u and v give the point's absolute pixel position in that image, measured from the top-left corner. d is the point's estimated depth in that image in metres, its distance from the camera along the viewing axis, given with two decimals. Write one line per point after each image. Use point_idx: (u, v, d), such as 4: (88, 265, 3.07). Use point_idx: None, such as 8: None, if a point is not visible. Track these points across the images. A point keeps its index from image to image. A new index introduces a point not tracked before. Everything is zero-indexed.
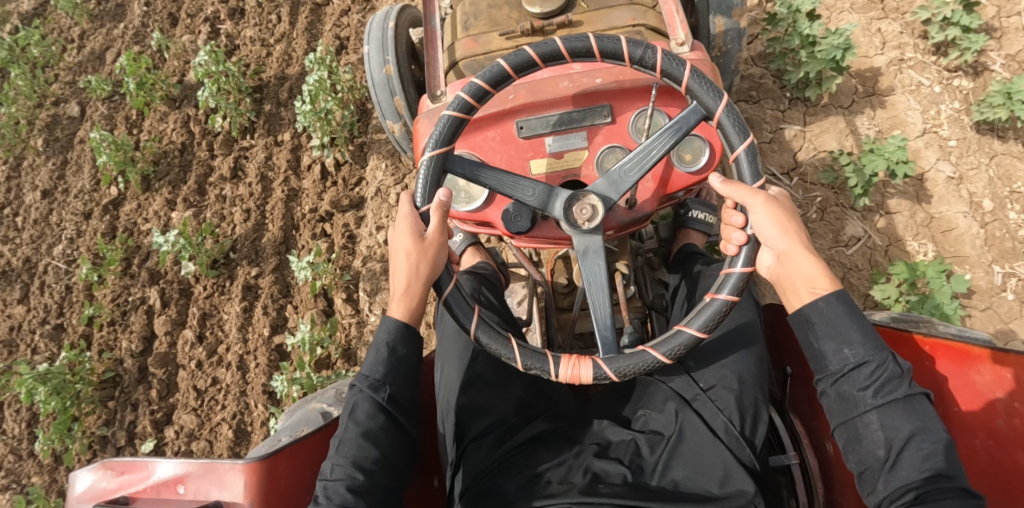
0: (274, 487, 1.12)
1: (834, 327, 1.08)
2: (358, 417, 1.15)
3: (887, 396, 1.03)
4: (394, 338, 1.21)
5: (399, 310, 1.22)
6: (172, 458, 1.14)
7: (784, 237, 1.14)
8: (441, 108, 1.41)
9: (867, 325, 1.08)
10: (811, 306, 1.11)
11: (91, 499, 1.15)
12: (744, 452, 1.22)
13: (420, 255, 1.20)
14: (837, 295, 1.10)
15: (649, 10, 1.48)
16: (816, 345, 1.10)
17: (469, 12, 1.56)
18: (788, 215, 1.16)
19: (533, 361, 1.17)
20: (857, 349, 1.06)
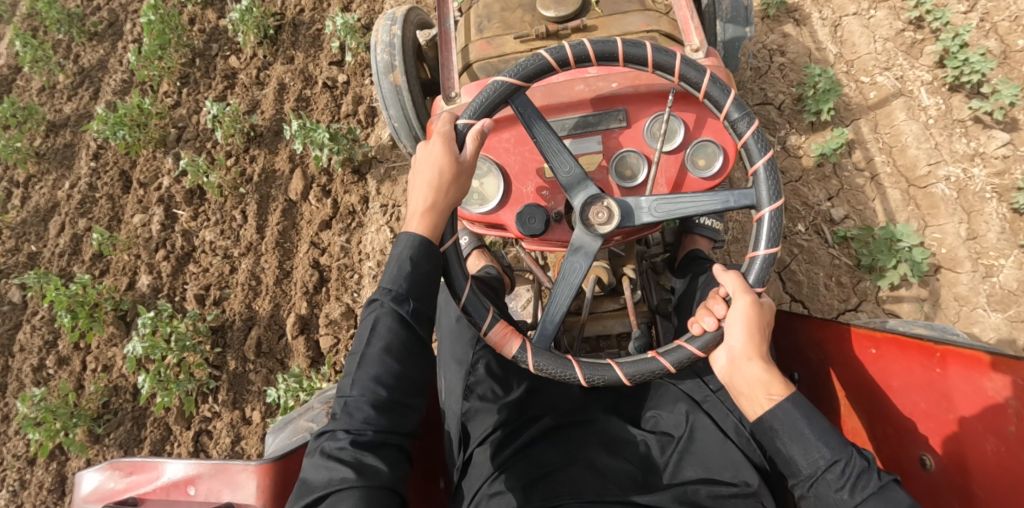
0: (285, 489, 1.11)
1: (795, 424, 1.07)
2: (377, 338, 1.13)
3: (864, 492, 0.99)
4: (417, 253, 1.17)
5: (419, 225, 1.19)
6: (182, 459, 1.12)
7: (749, 338, 1.13)
8: (456, 110, 1.41)
9: (823, 425, 1.06)
10: (767, 414, 1.09)
11: (97, 499, 1.13)
12: (754, 453, 1.22)
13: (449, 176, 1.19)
14: (789, 394, 1.09)
15: (663, 16, 1.49)
16: (782, 452, 1.08)
17: (483, 15, 1.56)
18: (756, 315, 1.14)
19: (635, 371, 1.16)
20: (824, 449, 1.04)
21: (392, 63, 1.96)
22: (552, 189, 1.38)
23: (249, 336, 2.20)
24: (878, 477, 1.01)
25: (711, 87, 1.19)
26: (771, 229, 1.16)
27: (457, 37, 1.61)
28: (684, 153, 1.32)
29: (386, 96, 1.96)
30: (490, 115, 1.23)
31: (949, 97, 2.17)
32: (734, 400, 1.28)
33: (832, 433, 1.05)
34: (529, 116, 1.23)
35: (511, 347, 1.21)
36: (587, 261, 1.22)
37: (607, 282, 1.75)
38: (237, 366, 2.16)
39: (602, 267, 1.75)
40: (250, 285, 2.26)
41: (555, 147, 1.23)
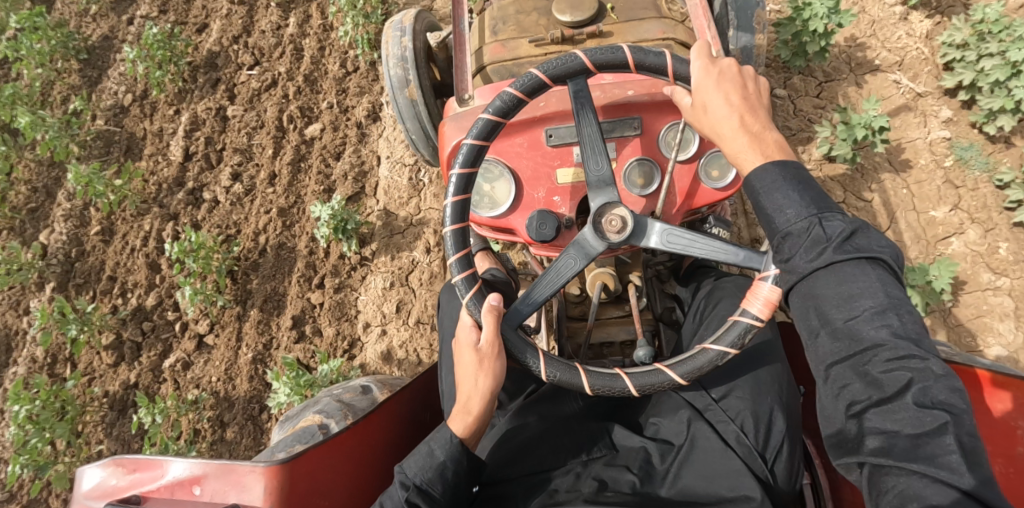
0: (292, 492, 1.10)
1: (857, 280, 0.89)
2: (441, 448, 1.19)
3: (913, 406, 0.82)
4: (450, 452, 1.19)
5: (461, 426, 1.23)
6: (187, 458, 1.11)
7: (734, 116, 1.08)
8: (470, 112, 1.39)
9: (883, 293, 0.88)
10: (772, 201, 0.98)
11: (101, 496, 1.12)
12: (756, 464, 1.19)
13: (478, 367, 1.21)
14: (855, 221, 0.93)
15: (679, 24, 1.49)
16: (834, 316, 0.90)
17: (498, 18, 1.56)
18: (745, 94, 1.11)
19: (644, 382, 1.17)
20: (879, 301, 0.87)
21: (403, 55, 1.99)
22: (564, 194, 1.37)
23: (252, 371, 2.28)
24: (931, 400, 0.81)
25: None
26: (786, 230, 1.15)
27: (470, 37, 1.60)
28: (698, 162, 1.33)
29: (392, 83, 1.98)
30: (504, 118, 1.24)
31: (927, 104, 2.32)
32: (734, 407, 1.26)
33: (923, 340, 0.86)
34: (583, 102, 1.23)
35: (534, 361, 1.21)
36: (581, 264, 1.23)
37: (613, 289, 1.74)
38: (246, 402, 2.21)
39: (608, 273, 1.73)
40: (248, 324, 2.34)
41: (595, 142, 1.23)
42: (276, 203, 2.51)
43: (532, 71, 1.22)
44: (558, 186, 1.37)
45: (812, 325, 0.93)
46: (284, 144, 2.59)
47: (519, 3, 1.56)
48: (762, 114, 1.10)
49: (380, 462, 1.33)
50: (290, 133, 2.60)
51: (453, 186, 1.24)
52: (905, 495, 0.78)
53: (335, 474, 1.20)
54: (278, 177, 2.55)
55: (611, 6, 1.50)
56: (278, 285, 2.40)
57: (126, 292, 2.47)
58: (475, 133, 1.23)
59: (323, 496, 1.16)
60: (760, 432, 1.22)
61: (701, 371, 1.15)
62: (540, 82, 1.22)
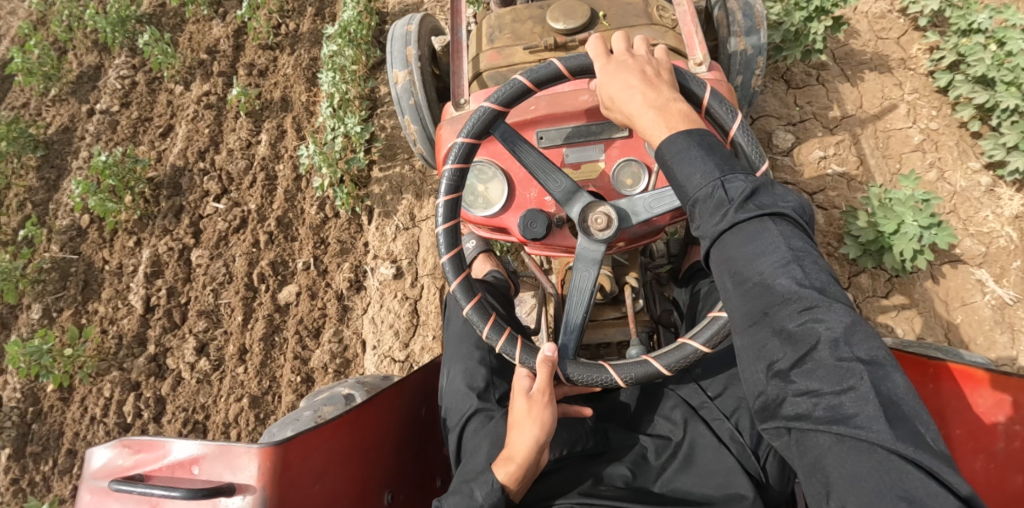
0: (286, 473, 1.15)
1: (763, 240, 0.90)
2: (481, 491, 1.15)
3: (839, 362, 0.82)
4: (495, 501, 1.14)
5: (503, 473, 1.17)
6: (187, 440, 1.17)
7: (648, 95, 1.12)
8: (464, 116, 1.45)
9: (795, 245, 0.90)
10: (683, 172, 1.01)
11: (107, 475, 1.18)
12: (749, 462, 1.22)
13: (529, 413, 1.18)
14: (756, 180, 0.95)
15: (668, 31, 1.54)
16: (748, 276, 0.91)
17: (494, 26, 1.62)
18: (652, 74, 1.17)
19: (629, 373, 1.19)
20: (783, 257, 0.89)
21: (408, 62, 2.06)
22: None
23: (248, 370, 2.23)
24: (844, 353, 0.83)
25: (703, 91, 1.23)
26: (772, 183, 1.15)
27: (468, 46, 1.66)
28: None
29: (398, 94, 2.05)
30: (480, 137, 1.28)
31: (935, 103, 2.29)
32: (733, 407, 1.29)
33: (838, 293, 0.88)
34: (509, 141, 1.30)
35: (513, 350, 1.23)
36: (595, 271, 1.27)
37: (609, 289, 1.77)
38: (244, 408, 2.17)
39: (606, 275, 1.78)
40: (243, 323, 2.30)
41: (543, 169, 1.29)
42: (275, 202, 2.51)
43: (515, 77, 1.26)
44: None
45: (730, 293, 0.94)
46: (255, 307, 2.32)
47: (515, 12, 1.62)
48: (669, 90, 1.13)
49: (373, 452, 1.37)
50: (262, 294, 2.34)
51: (444, 185, 1.29)
52: (837, 457, 0.80)
53: (328, 460, 1.25)
54: (279, 177, 2.55)
55: (603, 14, 1.56)
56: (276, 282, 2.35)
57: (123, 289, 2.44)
58: (454, 158, 1.27)
59: (315, 481, 1.21)
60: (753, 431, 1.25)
61: (685, 361, 1.17)
62: (510, 97, 1.26)
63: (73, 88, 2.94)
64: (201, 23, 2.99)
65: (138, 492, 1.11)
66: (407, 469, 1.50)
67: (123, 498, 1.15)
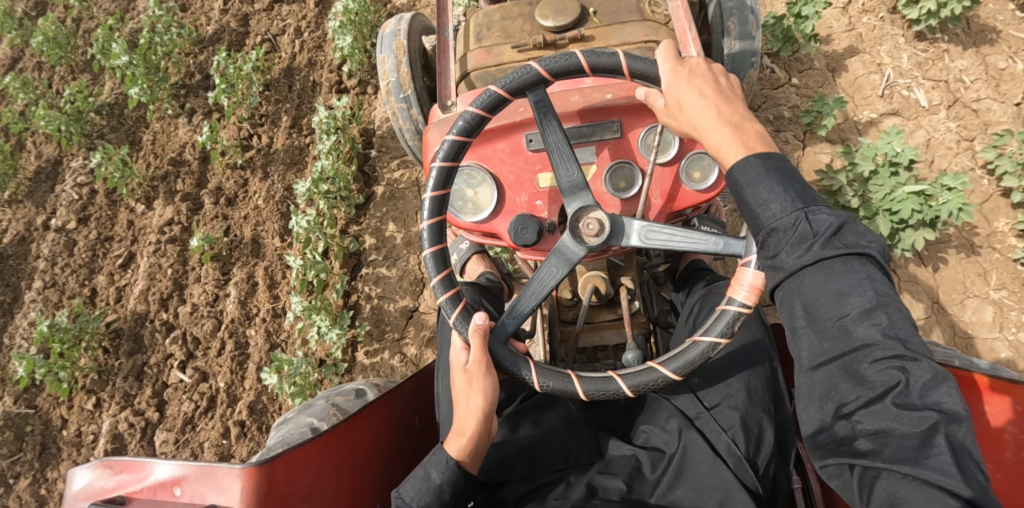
0: (272, 492, 1.12)
1: (848, 281, 0.86)
2: (437, 470, 1.17)
3: (906, 407, 0.81)
4: (447, 477, 1.16)
5: (456, 448, 1.19)
6: (169, 460, 1.14)
7: (715, 109, 1.05)
8: (452, 118, 1.41)
9: (875, 288, 0.86)
10: (756, 196, 0.95)
11: (89, 496, 1.15)
12: (746, 475, 1.18)
13: (469, 386, 1.19)
14: (842, 215, 0.90)
15: (662, 27, 1.49)
16: (822, 315, 0.88)
17: (482, 24, 1.57)
18: (718, 86, 1.08)
19: (638, 382, 1.16)
20: (870, 305, 0.85)
21: (398, 57, 2.02)
22: (546, 198, 1.37)
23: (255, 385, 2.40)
24: (922, 402, 0.80)
25: None
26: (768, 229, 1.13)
27: (456, 45, 1.62)
28: (679, 165, 1.33)
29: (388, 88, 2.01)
30: (471, 135, 1.26)
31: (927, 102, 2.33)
32: (727, 416, 1.25)
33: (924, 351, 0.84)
34: (545, 113, 1.22)
35: (526, 369, 1.21)
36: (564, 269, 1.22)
37: (605, 291, 1.73)
38: None
39: (598, 276, 1.73)
40: None
41: (562, 152, 1.23)
42: (277, 225, 2.63)
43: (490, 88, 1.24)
44: (540, 190, 1.38)
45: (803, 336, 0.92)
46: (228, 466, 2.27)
47: (503, 10, 1.58)
48: (730, 92, 1.06)
49: (364, 464, 1.34)
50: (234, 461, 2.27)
51: (432, 180, 1.27)
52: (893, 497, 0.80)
53: (317, 477, 1.21)
54: (281, 205, 2.65)
55: (594, 10, 1.51)
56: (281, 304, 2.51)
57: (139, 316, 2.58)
58: (442, 154, 1.25)
59: (304, 498, 1.18)
60: (748, 443, 1.21)
61: (694, 364, 1.15)
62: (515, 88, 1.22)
63: (30, 186, 2.94)
64: (167, 121, 2.95)
65: None
66: (400, 478, 1.47)
67: None
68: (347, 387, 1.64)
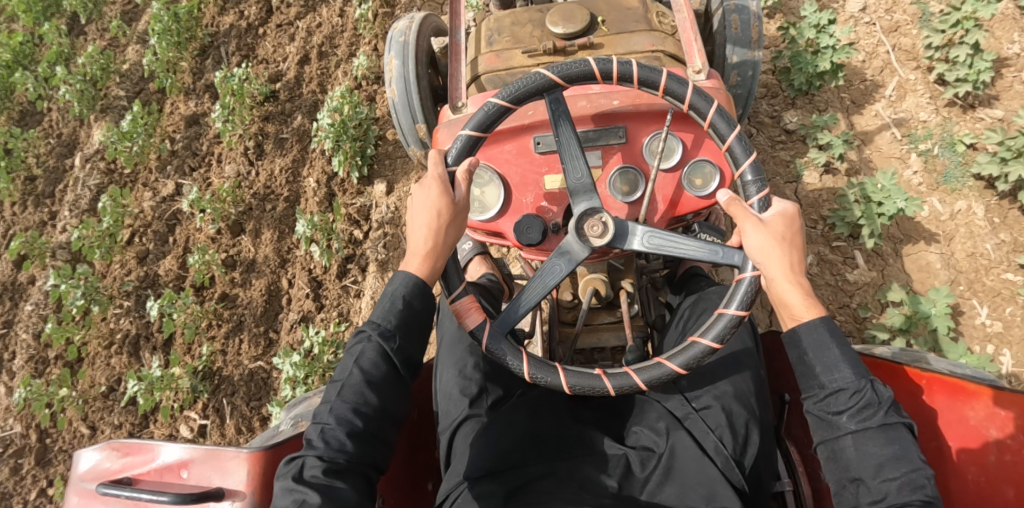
0: (277, 474, 1.14)
1: (890, 442, 1.02)
2: (406, 296, 1.19)
3: (864, 422, 1.03)
4: (410, 292, 1.19)
5: (415, 267, 1.22)
6: (176, 443, 1.16)
7: (795, 286, 1.13)
8: (463, 118, 1.44)
9: (853, 353, 1.09)
10: (819, 360, 1.09)
11: (95, 478, 1.17)
12: (733, 474, 1.20)
13: (439, 219, 1.22)
14: (886, 391, 1.07)
15: (667, 37, 1.53)
16: (809, 365, 1.11)
17: (493, 29, 1.61)
18: (799, 262, 1.15)
19: (684, 360, 1.20)
20: (903, 456, 1.01)
21: (403, 49, 2.07)
22: (551, 199, 1.40)
23: (244, 377, 2.31)
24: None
25: (709, 109, 1.24)
26: (754, 180, 1.21)
27: (467, 48, 1.65)
28: (682, 172, 1.36)
29: (400, 117, 2.08)
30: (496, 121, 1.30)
31: (938, 100, 2.25)
32: (718, 417, 1.27)
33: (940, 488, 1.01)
34: (558, 114, 1.28)
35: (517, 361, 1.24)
36: (568, 268, 1.25)
37: (605, 294, 1.77)
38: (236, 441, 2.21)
39: (598, 279, 1.76)
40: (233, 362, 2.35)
41: (572, 150, 1.28)
42: (273, 214, 2.53)
43: (538, 72, 1.27)
44: (546, 192, 1.40)
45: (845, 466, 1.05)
46: None
47: (514, 15, 1.61)
48: (803, 255, 1.16)
49: None
50: None
51: (484, 110, 1.29)
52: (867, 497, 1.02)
53: None
54: None
55: (602, 19, 1.55)
56: (270, 290, 2.41)
57: (133, 299, 2.53)
58: (452, 153, 1.29)
59: None
60: (736, 444, 1.24)
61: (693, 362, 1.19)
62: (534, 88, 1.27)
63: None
64: None
65: (126, 495, 1.10)
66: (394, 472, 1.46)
67: (111, 501, 1.14)
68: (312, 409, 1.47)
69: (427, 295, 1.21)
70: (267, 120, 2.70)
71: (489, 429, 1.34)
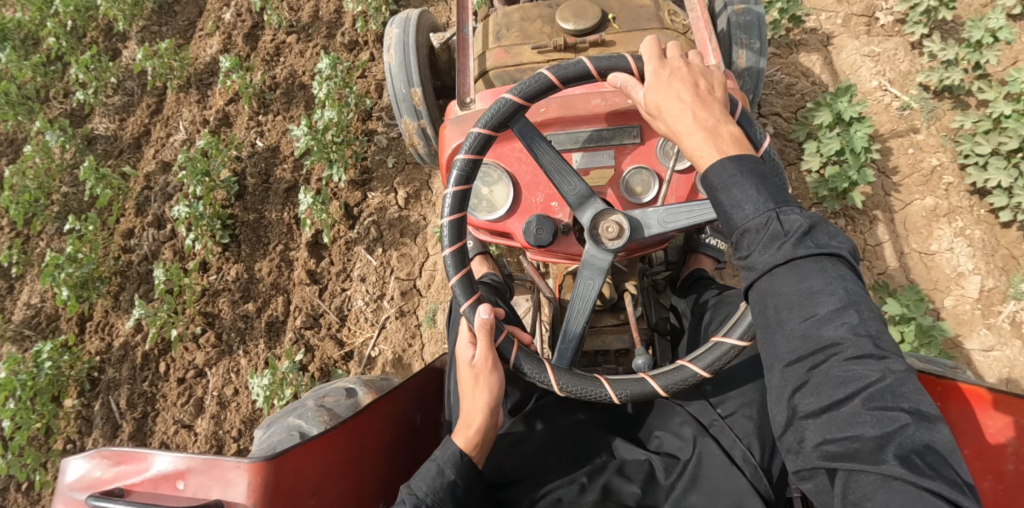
0: (278, 484, 1.09)
1: (815, 278, 0.87)
2: (450, 466, 1.14)
3: (783, 257, 0.89)
4: (447, 462, 1.15)
5: (461, 438, 1.19)
6: (171, 452, 1.10)
7: (698, 113, 1.07)
8: (471, 115, 1.39)
9: (770, 184, 0.95)
10: (730, 197, 0.96)
11: (84, 488, 1.11)
12: (761, 482, 1.16)
13: (476, 382, 1.20)
14: (812, 215, 0.92)
15: (680, 36, 1.50)
16: (719, 208, 0.97)
17: (502, 24, 1.57)
18: (704, 90, 1.10)
19: (670, 381, 1.15)
20: (837, 299, 0.86)
21: (404, 44, 2.02)
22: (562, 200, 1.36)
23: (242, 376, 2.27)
24: (890, 403, 0.81)
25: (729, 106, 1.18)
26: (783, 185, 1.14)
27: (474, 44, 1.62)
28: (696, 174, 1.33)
29: (402, 105, 2.01)
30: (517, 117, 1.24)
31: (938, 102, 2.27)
32: (741, 426, 1.22)
33: (887, 339, 0.86)
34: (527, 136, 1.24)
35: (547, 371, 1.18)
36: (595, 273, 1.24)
37: (610, 297, 1.73)
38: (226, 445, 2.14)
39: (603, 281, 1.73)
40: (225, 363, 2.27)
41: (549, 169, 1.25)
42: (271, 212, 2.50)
43: (473, 132, 1.22)
44: (557, 192, 1.36)
45: (774, 315, 0.90)
46: None
47: (523, 11, 1.57)
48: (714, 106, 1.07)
49: (370, 464, 1.31)
50: None
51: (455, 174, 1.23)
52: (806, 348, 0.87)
53: (324, 473, 1.19)
54: None
55: (613, 16, 1.52)
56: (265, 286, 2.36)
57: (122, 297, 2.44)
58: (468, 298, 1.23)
59: (312, 494, 1.15)
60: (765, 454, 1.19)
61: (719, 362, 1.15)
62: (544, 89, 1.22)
63: None
64: None
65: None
66: (400, 475, 1.43)
67: None
68: (337, 386, 1.61)
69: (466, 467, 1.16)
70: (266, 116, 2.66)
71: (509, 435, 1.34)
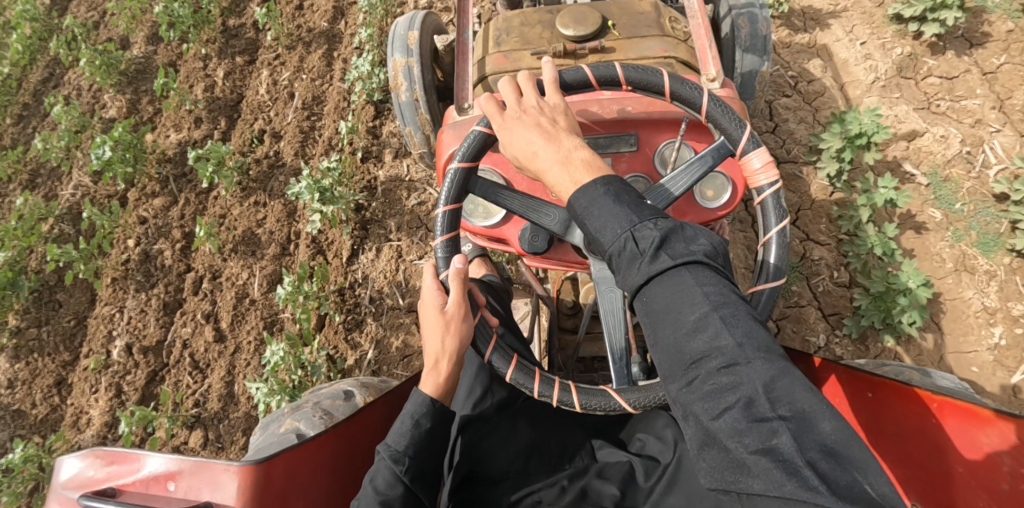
0: (266, 488, 1.10)
1: (680, 290, 0.88)
2: (426, 417, 1.18)
3: (721, 296, 0.88)
4: (421, 411, 1.18)
5: (432, 387, 1.20)
6: (163, 453, 1.11)
7: (549, 148, 1.07)
8: (468, 121, 1.40)
9: (629, 199, 0.98)
10: (594, 221, 0.98)
11: (77, 487, 1.12)
12: None
13: (444, 328, 1.19)
14: (665, 225, 0.93)
15: (680, 43, 1.49)
16: (594, 239, 0.98)
17: (502, 29, 1.56)
18: (551, 124, 1.10)
19: None
20: (702, 307, 0.87)
21: (407, 45, 2.02)
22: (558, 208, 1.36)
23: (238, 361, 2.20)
24: (765, 411, 0.80)
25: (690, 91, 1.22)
26: (776, 210, 1.16)
27: (474, 48, 1.61)
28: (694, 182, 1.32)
29: (399, 110, 2.01)
30: None
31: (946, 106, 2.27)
32: None
33: (762, 337, 0.87)
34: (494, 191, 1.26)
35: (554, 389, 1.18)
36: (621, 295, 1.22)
37: None
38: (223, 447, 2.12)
39: None
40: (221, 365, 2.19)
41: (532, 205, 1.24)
42: (272, 203, 2.48)
43: (452, 167, 1.25)
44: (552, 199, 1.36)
45: (653, 332, 0.92)
46: None
47: (523, 15, 1.57)
48: (588, 153, 1.05)
49: (361, 468, 1.32)
50: None
51: (448, 186, 1.26)
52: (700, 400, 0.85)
53: (315, 476, 1.20)
54: None
55: (613, 23, 1.51)
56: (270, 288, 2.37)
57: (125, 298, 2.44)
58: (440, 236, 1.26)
59: (300, 498, 1.16)
60: None
61: None
62: None
63: None
64: None
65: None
66: None
67: None
68: (336, 389, 1.60)
69: (441, 413, 1.20)
70: (273, 108, 2.65)
71: (495, 438, 1.32)
